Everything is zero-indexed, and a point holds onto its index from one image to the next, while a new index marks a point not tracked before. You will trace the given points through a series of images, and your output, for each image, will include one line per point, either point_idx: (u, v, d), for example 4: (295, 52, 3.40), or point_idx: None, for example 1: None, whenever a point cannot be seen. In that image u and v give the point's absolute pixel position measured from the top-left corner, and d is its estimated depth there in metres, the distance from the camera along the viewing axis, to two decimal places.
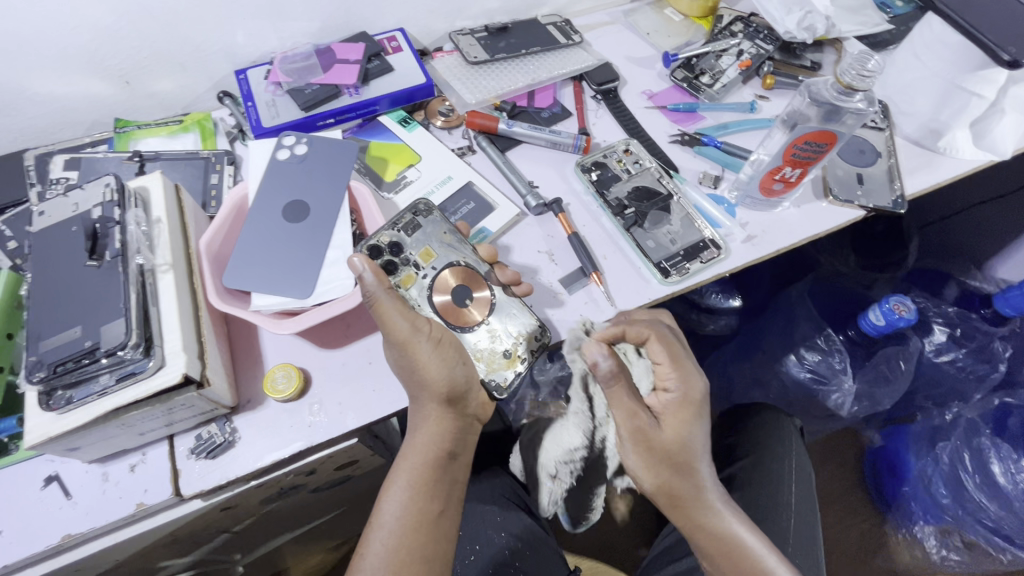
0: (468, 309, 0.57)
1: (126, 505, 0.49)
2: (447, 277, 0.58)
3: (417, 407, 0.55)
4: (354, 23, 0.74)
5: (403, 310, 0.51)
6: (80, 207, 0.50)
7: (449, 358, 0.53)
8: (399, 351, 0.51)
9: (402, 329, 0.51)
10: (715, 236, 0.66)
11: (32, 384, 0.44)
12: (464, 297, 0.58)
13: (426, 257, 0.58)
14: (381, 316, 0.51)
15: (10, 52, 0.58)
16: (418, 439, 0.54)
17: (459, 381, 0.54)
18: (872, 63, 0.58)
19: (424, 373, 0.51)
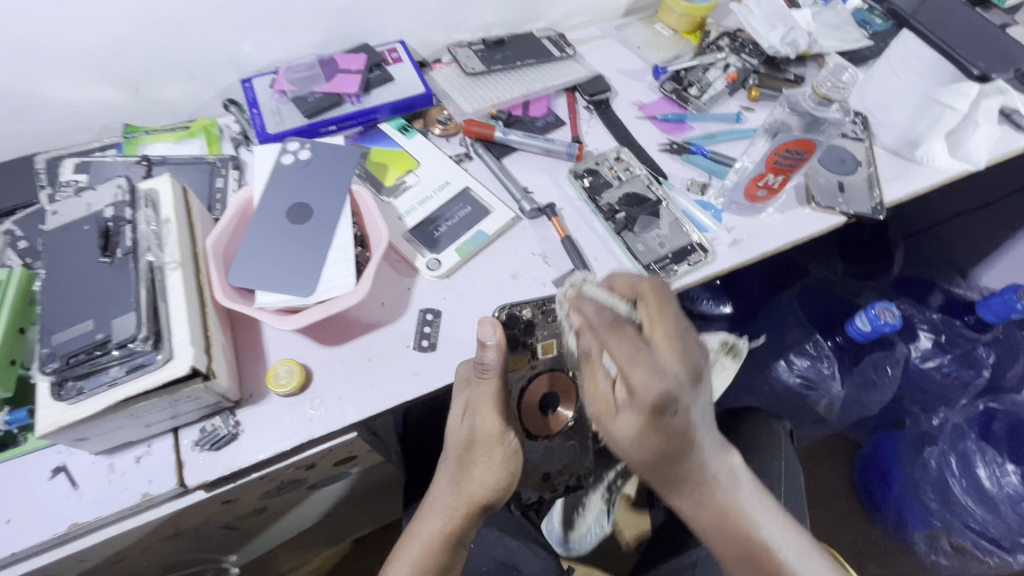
0: (548, 420, 0.70)
1: (132, 495, 0.51)
2: (547, 383, 0.66)
3: (445, 494, 0.58)
4: (356, 34, 0.77)
5: (501, 409, 0.55)
6: (93, 207, 0.52)
7: (505, 469, 0.56)
8: (477, 436, 0.56)
9: (494, 421, 0.55)
10: (702, 240, 0.69)
11: (45, 374, 0.46)
12: (551, 400, 0.68)
13: (546, 352, 0.64)
14: (479, 405, 0.55)
15: (25, 59, 0.60)
16: (432, 520, 0.57)
17: (504, 493, 0.56)
18: (847, 74, 0.62)
19: (484, 467, 0.55)
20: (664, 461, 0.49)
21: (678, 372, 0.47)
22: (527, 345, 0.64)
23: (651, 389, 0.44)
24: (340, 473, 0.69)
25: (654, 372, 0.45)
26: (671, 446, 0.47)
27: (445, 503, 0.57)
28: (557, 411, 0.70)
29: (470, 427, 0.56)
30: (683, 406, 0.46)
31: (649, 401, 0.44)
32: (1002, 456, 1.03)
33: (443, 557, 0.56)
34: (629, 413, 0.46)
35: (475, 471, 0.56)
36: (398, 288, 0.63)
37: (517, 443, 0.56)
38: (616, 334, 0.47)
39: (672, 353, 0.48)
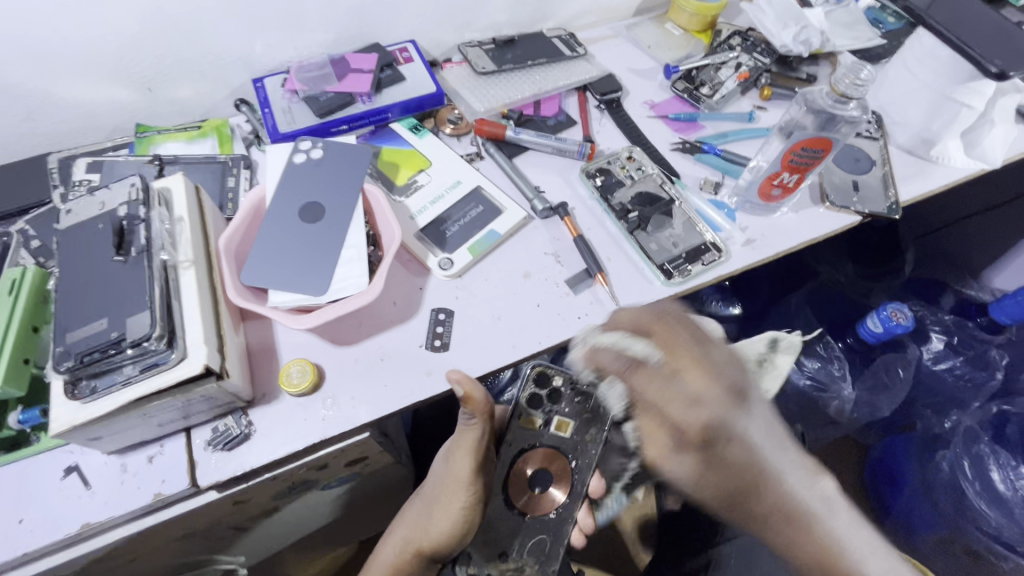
0: (535, 496, 0.60)
1: (144, 495, 0.50)
2: (547, 454, 0.61)
3: (410, 524, 0.61)
4: (367, 34, 0.77)
5: (474, 461, 0.56)
6: (106, 206, 0.52)
7: (454, 522, 0.56)
8: (448, 477, 0.57)
9: (466, 469, 0.56)
10: (715, 239, 0.68)
11: (58, 373, 0.46)
12: (543, 480, 0.60)
13: (561, 428, 0.62)
14: (457, 450, 0.56)
15: (40, 57, 0.61)
16: (394, 538, 0.61)
17: (445, 544, 0.56)
18: (865, 72, 0.60)
19: (443, 512, 0.56)
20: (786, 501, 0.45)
21: (720, 395, 0.44)
22: (545, 411, 0.63)
23: (693, 421, 0.44)
24: (350, 474, 0.69)
25: (696, 402, 0.44)
26: (738, 479, 0.44)
27: (400, 535, 0.61)
28: (546, 493, 0.60)
29: (445, 467, 0.58)
30: (736, 433, 0.44)
31: (718, 449, 0.44)
32: (1016, 460, 0.97)
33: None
34: (684, 455, 0.45)
35: (433, 516, 0.57)
36: (410, 288, 0.63)
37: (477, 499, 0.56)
38: (644, 368, 0.46)
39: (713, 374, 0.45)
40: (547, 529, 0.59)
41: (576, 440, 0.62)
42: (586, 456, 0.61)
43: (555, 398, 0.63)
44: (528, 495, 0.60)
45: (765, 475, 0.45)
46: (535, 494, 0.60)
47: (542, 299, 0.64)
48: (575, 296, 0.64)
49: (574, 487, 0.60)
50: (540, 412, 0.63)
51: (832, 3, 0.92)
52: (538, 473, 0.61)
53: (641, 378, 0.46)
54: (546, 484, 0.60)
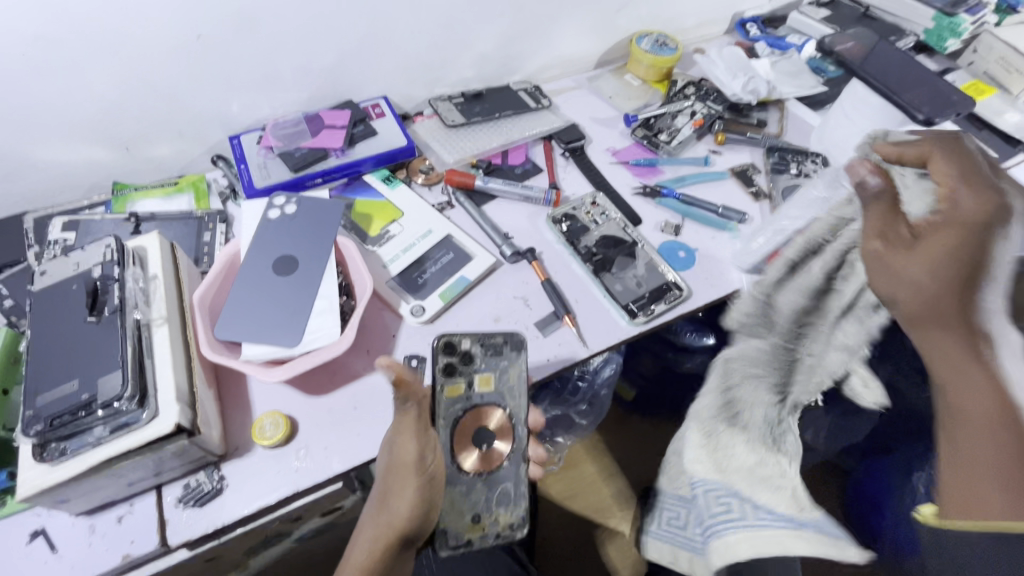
0: (488, 452, 0.58)
1: (113, 556, 0.50)
2: (483, 415, 0.59)
3: (371, 518, 0.55)
4: (341, 92, 0.81)
5: (420, 438, 0.52)
6: (81, 266, 0.53)
7: (420, 504, 0.53)
8: (394, 465, 0.52)
9: (411, 448, 0.52)
10: (677, 278, 0.71)
11: (27, 437, 0.46)
12: (486, 432, 0.58)
13: (486, 383, 0.60)
14: (398, 432, 0.52)
15: (20, 124, 0.63)
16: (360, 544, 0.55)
17: (418, 528, 0.53)
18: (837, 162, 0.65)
19: (400, 499, 0.52)
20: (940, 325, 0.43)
21: (942, 254, 0.43)
22: (462, 377, 0.60)
23: (972, 206, 0.44)
24: (329, 523, 0.69)
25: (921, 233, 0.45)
26: (956, 297, 0.42)
27: (366, 536, 0.54)
28: (493, 447, 0.58)
29: (389, 454, 0.54)
30: (1000, 236, 0.43)
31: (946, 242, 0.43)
32: None
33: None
34: (926, 232, 0.45)
35: (392, 504, 0.53)
36: (382, 336, 0.64)
37: (431, 475, 0.53)
38: (875, 214, 0.49)
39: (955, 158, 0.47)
40: (507, 477, 0.57)
41: (503, 385, 0.60)
42: (518, 400, 0.60)
43: (469, 359, 0.60)
44: (477, 456, 0.57)
45: (982, 286, 0.43)
46: (483, 454, 0.58)
47: None
48: (543, 337, 0.66)
49: (517, 433, 0.59)
50: (457, 376, 0.59)
51: (777, 54, 0.99)
52: (478, 432, 0.58)
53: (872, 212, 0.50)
54: (490, 441, 0.58)
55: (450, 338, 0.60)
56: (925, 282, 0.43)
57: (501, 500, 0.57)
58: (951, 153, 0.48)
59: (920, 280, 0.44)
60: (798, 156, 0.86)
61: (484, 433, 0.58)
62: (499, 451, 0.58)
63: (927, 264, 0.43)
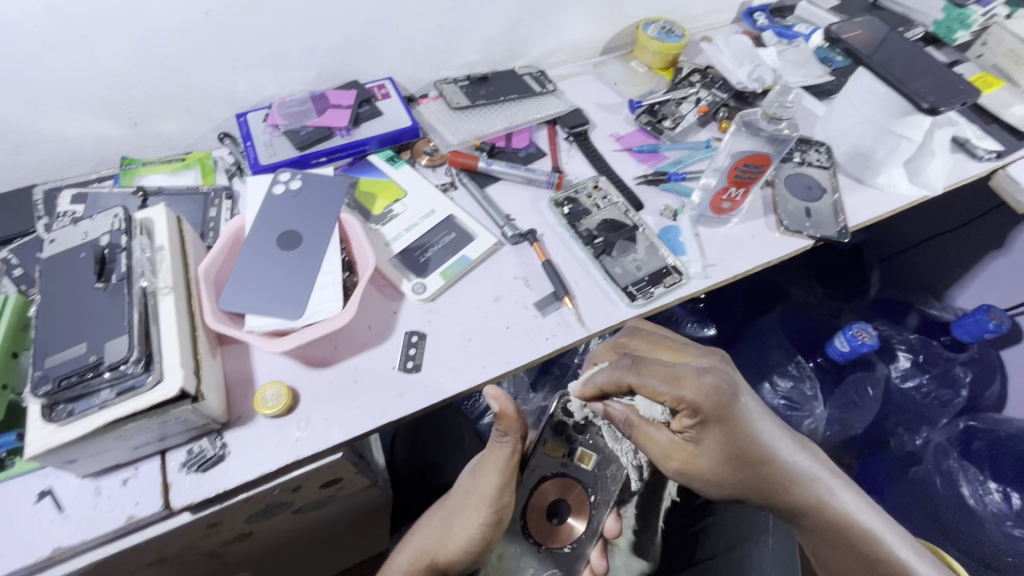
0: (557, 529, 0.67)
1: (117, 517, 0.51)
2: (567, 487, 0.67)
3: (432, 531, 0.62)
4: (347, 72, 0.81)
5: (504, 478, 0.58)
6: (89, 235, 0.54)
7: (482, 538, 0.58)
8: (471, 491, 0.60)
9: (495, 482, 0.58)
10: (676, 262, 0.72)
11: (36, 397, 0.47)
12: (572, 499, 0.68)
13: (587, 461, 0.68)
14: (488, 464, 0.59)
15: (31, 96, 0.64)
16: (411, 545, 0.63)
17: (469, 560, 0.60)
18: (793, 95, 0.68)
19: (465, 525, 0.59)
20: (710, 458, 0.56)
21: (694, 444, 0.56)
22: (573, 444, 0.69)
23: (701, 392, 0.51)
24: (326, 498, 0.71)
25: (677, 389, 0.51)
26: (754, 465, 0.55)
27: (419, 544, 0.62)
28: (568, 524, 0.67)
29: (473, 481, 0.60)
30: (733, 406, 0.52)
31: (708, 399, 0.51)
32: (985, 476, 1.01)
33: None
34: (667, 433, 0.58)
35: (452, 530, 0.60)
36: (383, 311, 0.65)
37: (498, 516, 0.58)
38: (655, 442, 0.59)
39: (650, 376, 0.52)
40: (560, 559, 0.66)
41: (597, 468, 0.68)
42: (604, 492, 0.68)
43: (582, 430, 0.69)
44: (546, 525, 0.67)
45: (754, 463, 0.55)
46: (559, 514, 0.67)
47: (511, 320, 0.66)
48: (543, 317, 0.67)
49: (591, 522, 0.67)
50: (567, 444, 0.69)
51: (784, 43, 0.99)
52: (557, 500, 0.67)
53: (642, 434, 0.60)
54: (571, 506, 0.67)
55: (591, 413, 0.69)
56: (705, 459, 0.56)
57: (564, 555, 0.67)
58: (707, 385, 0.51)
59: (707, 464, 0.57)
60: (802, 145, 0.86)
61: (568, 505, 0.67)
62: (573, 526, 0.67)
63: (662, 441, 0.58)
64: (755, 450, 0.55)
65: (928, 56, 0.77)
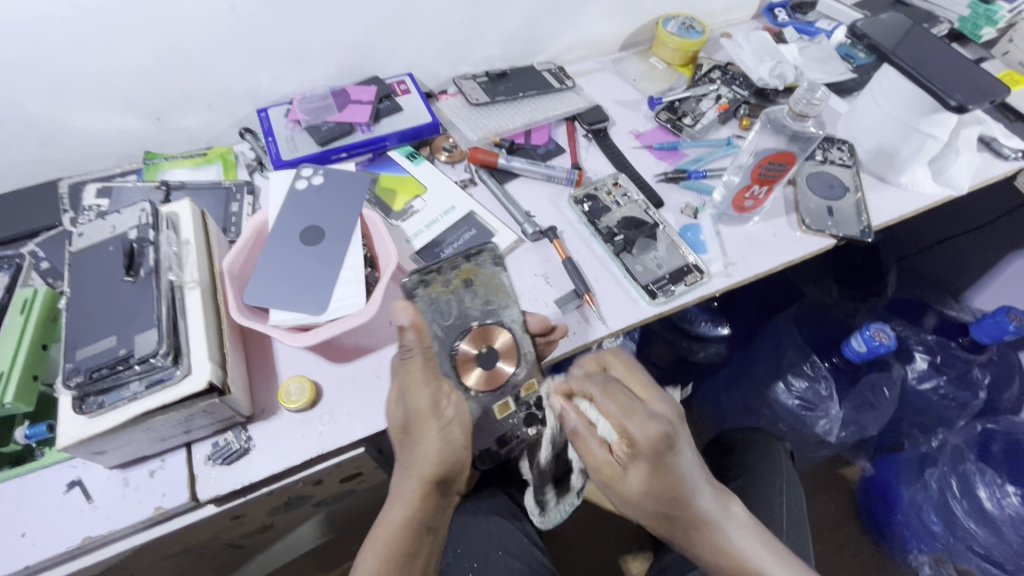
0: (482, 365, 0.58)
1: (145, 508, 0.52)
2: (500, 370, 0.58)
3: (397, 482, 0.54)
4: (368, 67, 0.81)
5: (431, 382, 0.52)
6: (117, 229, 0.55)
7: (450, 438, 0.52)
8: (410, 414, 0.52)
9: (426, 393, 0.52)
10: (697, 261, 0.71)
11: (67, 388, 0.48)
12: (487, 360, 0.58)
13: (499, 411, 0.58)
14: (409, 379, 0.52)
15: (57, 90, 0.64)
16: (393, 513, 0.53)
17: (454, 466, 0.53)
18: (821, 92, 0.66)
19: (427, 441, 0.52)
20: (631, 496, 0.54)
21: (640, 462, 0.52)
22: (523, 402, 0.59)
23: (651, 434, 0.50)
24: (346, 491, 0.71)
25: (627, 421, 0.51)
26: (666, 502, 0.53)
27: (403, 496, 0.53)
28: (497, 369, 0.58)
29: (404, 404, 0.53)
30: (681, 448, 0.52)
31: (650, 447, 0.50)
32: (1002, 478, 1.00)
33: (411, 543, 0.53)
34: (634, 466, 0.53)
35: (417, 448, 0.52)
36: None
37: (450, 412, 0.53)
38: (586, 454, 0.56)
39: (609, 401, 0.53)
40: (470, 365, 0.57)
41: (491, 417, 0.58)
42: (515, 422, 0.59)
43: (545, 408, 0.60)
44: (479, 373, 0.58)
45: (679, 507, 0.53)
46: (448, 337, 0.58)
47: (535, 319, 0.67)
48: (563, 314, 0.67)
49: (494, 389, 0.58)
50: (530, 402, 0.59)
51: (806, 40, 0.98)
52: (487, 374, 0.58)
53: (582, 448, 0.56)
54: (479, 350, 0.58)
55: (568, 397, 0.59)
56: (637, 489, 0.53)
57: (424, 297, 0.60)
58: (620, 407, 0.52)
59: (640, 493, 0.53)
60: (825, 143, 0.85)
61: (490, 325, 0.60)
62: (467, 342, 0.58)
63: (623, 479, 0.54)
64: (673, 495, 0.52)
65: (956, 52, 0.76)
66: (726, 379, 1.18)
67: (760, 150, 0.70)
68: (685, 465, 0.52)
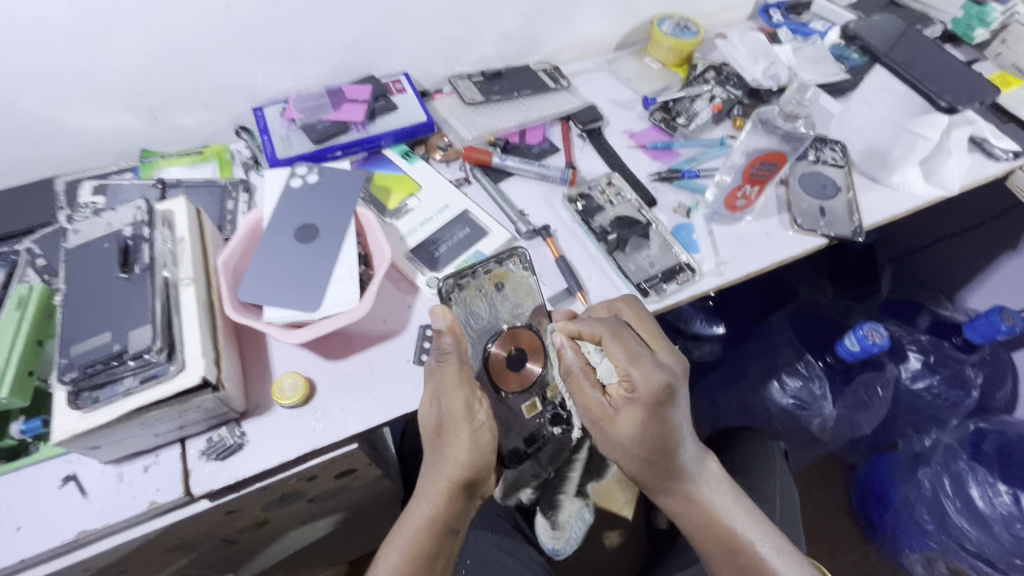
0: (513, 369, 0.63)
1: (140, 503, 0.52)
2: (530, 370, 0.64)
3: (424, 485, 0.55)
4: (363, 66, 0.82)
5: (469, 386, 0.54)
6: (112, 226, 0.55)
7: (483, 442, 0.54)
8: (444, 419, 0.54)
9: (463, 398, 0.54)
10: (689, 260, 0.72)
11: (62, 383, 0.48)
12: (516, 360, 0.63)
13: (527, 411, 0.64)
14: (444, 381, 0.54)
15: (52, 88, 0.64)
16: (418, 512, 0.54)
17: (482, 469, 0.55)
18: (811, 92, 0.67)
19: (462, 444, 0.54)
20: (621, 438, 0.54)
21: (638, 410, 0.53)
22: (550, 403, 0.65)
23: (652, 383, 0.52)
24: (340, 487, 0.72)
25: (634, 368, 0.53)
26: (656, 445, 0.54)
27: (430, 496, 0.54)
28: (527, 368, 0.64)
29: (436, 409, 0.55)
30: (678, 399, 0.54)
31: (650, 393, 0.52)
32: (993, 477, 1.01)
33: (437, 545, 0.53)
34: (629, 411, 0.53)
35: (448, 452, 0.54)
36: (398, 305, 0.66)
37: (484, 418, 0.55)
38: (579, 393, 0.56)
39: (620, 345, 0.53)
40: (509, 365, 0.63)
41: (519, 416, 0.64)
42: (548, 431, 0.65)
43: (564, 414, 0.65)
44: (504, 372, 0.63)
45: (667, 454, 0.55)
46: (481, 339, 0.63)
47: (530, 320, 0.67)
48: (556, 312, 0.68)
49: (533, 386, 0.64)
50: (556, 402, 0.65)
51: (800, 40, 0.99)
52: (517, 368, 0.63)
53: (576, 388, 0.55)
54: (509, 351, 0.63)
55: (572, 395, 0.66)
56: (631, 433, 0.54)
57: (460, 301, 0.65)
58: (631, 351, 0.53)
59: (632, 438, 0.54)
60: (817, 143, 0.86)
61: (518, 328, 0.64)
62: (500, 345, 0.63)
63: (621, 424, 0.54)
64: (663, 441, 0.54)
65: (949, 52, 0.76)
66: (720, 378, 1.19)
67: (751, 151, 0.71)
68: (678, 413, 0.54)
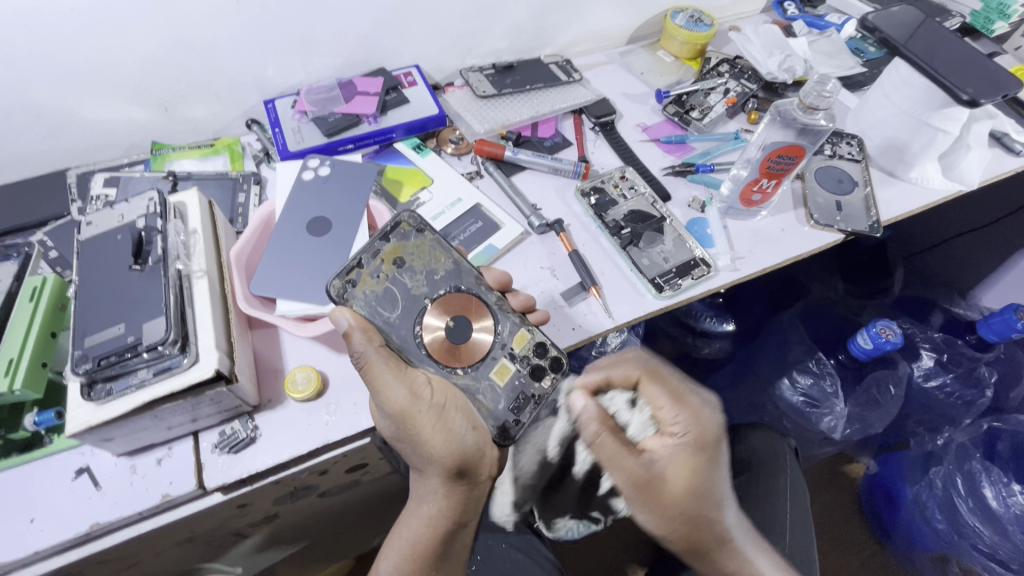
0: (463, 343, 0.56)
1: (153, 496, 0.52)
2: (479, 341, 0.56)
3: (421, 479, 0.55)
4: (375, 59, 0.81)
5: (400, 373, 0.50)
6: (126, 218, 0.55)
7: (451, 425, 0.51)
8: (395, 420, 0.50)
9: (399, 393, 0.49)
10: (704, 254, 0.71)
11: (76, 375, 0.48)
12: (457, 331, 0.56)
13: (499, 377, 0.55)
14: (376, 380, 0.49)
15: (65, 80, 0.64)
16: (423, 507, 0.55)
17: (465, 461, 0.52)
18: (831, 84, 0.66)
19: (430, 441, 0.50)
20: (670, 491, 0.53)
21: (685, 454, 0.54)
22: (521, 358, 0.56)
23: (694, 423, 0.54)
24: (353, 480, 0.71)
25: (676, 405, 0.55)
26: (697, 500, 0.53)
27: (428, 489, 0.55)
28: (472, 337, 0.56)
29: (381, 408, 0.50)
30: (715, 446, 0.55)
31: (695, 434, 0.54)
32: (1007, 476, 0.97)
33: (443, 538, 0.55)
34: (677, 457, 0.54)
35: (420, 449, 0.51)
36: None
37: (435, 399, 0.51)
38: (610, 448, 0.53)
39: (656, 385, 0.56)
40: (450, 339, 0.56)
41: (494, 386, 0.55)
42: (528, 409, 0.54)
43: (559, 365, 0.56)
44: (445, 348, 0.55)
45: (713, 509, 0.54)
46: (404, 322, 0.55)
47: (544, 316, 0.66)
48: (569, 307, 0.66)
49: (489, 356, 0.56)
50: (528, 353, 0.56)
51: (816, 33, 0.97)
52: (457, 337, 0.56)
53: (602, 442, 0.53)
54: (447, 324, 0.56)
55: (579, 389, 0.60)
56: (682, 479, 0.53)
57: (357, 298, 0.55)
58: (670, 394, 0.56)
59: (681, 486, 0.53)
60: (833, 137, 0.84)
61: (449, 293, 0.57)
62: (433, 317, 0.56)
63: (672, 475, 0.53)
64: (709, 492, 0.54)
65: (966, 44, 0.75)
66: (729, 376, 1.18)
67: (767, 144, 0.69)
68: (714, 462, 0.55)
